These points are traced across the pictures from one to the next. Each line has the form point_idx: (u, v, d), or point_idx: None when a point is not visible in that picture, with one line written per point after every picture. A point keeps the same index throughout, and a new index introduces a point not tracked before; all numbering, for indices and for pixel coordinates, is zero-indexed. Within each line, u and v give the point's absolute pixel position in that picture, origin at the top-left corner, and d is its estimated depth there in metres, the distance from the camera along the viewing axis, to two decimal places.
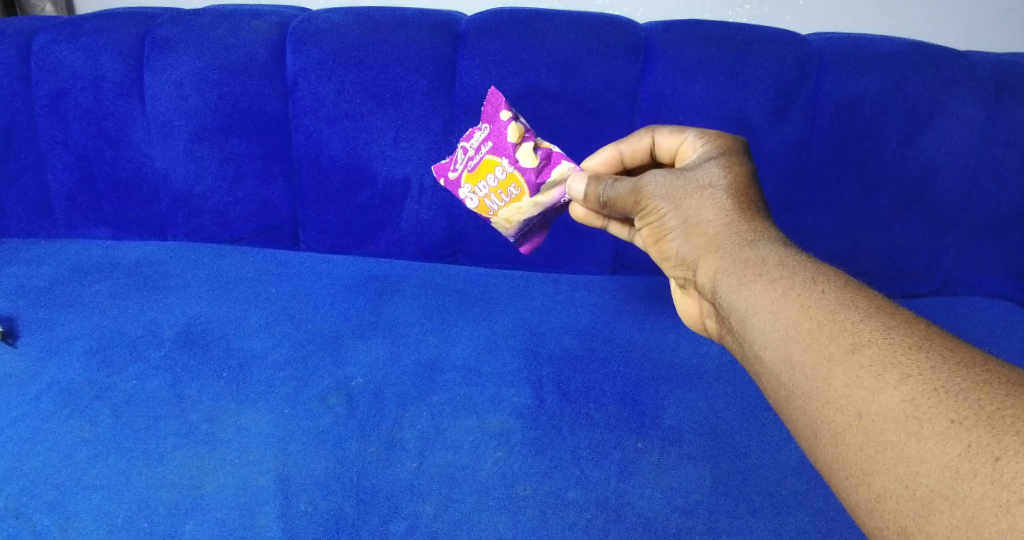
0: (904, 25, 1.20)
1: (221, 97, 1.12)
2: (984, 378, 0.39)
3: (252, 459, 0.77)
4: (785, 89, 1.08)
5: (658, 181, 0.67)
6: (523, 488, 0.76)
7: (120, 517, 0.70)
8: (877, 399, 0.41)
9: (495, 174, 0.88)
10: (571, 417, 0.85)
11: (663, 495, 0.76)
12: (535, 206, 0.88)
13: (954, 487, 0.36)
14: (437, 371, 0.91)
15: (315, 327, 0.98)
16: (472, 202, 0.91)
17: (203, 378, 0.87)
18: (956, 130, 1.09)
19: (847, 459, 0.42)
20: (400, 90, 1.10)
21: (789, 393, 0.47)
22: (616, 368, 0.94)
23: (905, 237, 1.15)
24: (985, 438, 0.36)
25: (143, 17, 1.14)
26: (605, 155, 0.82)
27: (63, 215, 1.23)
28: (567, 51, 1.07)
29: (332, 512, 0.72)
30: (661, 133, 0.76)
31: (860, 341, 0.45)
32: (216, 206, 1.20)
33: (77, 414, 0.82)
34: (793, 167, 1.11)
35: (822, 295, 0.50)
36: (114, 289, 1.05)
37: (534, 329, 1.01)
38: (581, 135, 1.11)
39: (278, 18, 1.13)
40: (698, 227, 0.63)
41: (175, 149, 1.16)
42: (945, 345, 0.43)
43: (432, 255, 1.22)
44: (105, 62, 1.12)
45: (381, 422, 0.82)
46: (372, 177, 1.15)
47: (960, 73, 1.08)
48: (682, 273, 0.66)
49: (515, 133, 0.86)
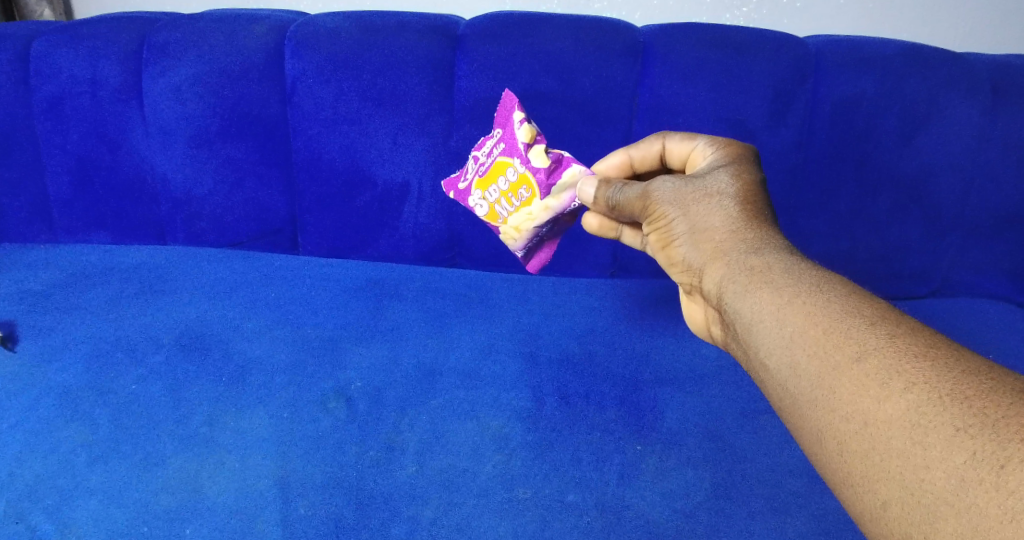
0: (903, 29, 1.19)
1: (220, 103, 1.11)
2: (990, 385, 0.39)
3: (252, 463, 0.75)
4: (783, 92, 1.06)
5: (666, 188, 0.67)
6: (523, 492, 0.74)
7: (121, 521, 0.69)
8: (883, 408, 0.41)
9: (507, 176, 0.90)
10: (571, 421, 0.84)
11: (663, 498, 0.74)
12: (546, 210, 0.89)
13: (958, 495, 0.36)
14: (436, 376, 0.89)
15: (315, 332, 0.97)
16: (482, 209, 0.94)
17: (205, 383, 0.86)
18: (954, 131, 1.07)
19: (850, 466, 0.42)
20: (398, 93, 1.09)
21: (795, 400, 0.47)
22: (615, 370, 0.92)
23: (903, 238, 1.13)
24: (990, 446, 0.36)
25: (143, 21, 1.13)
26: (615, 160, 0.81)
27: (62, 220, 1.21)
28: (563, 54, 1.05)
29: (332, 516, 0.71)
30: (672, 140, 0.76)
31: (866, 349, 0.44)
32: (215, 211, 1.18)
33: (78, 418, 0.81)
34: (791, 168, 1.10)
35: (827, 302, 0.49)
36: (114, 293, 1.03)
37: (534, 333, 0.99)
38: (580, 137, 1.10)
39: (277, 23, 1.11)
40: (706, 232, 0.62)
41: (175, 154, 1.14)
42: (952, 353, 0.43)
43: (431, 258, 1.20)
44: (104, 66, 1.11)
45: (381, 426, 0.81)
46: (371, 180, 1.14)
47: (959, 73, 1.06)
48: (688, 279, 0.65)
49: (527, 135, 0.87)
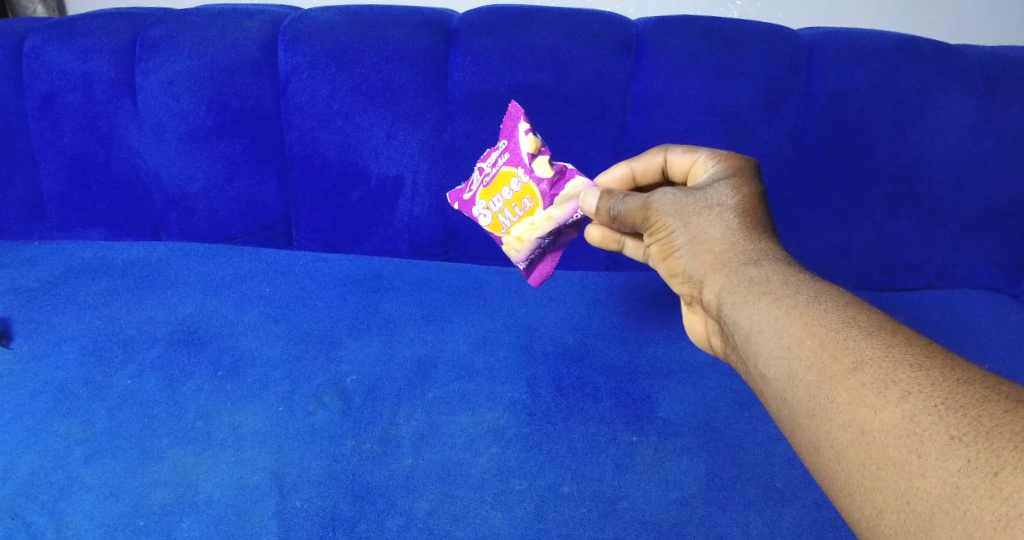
0: (897, 24, 1.20)
1: (212, 97, 1.09)
2: (984, 394, 0.40)
3: (247, 457, 0.76)
4: (775, 85, 1.06)
5: (667, 199, 0.67)
6: (518, 483, 0.75)
7: (117, 517, 0.69)
8: (879, 416, 0.42)
9: (511, 186, 0.92)
10: (565, 413, 0.84)
11: (657, 488, 0.75)
12: (548, 220, 0.90)
13: (953, 503, 0.37)
14: (431, 368, 0.90)
15: (310, 326, 0.97)
16: (485, 217, 0.95)
17: (201, 378, 0.86)
18: (948, 124, 1.07)
19: (848, 476, 0.42)
20: (392, 88, 1.07)
21: (792, 411, 0.47)
22: (611, 361, 0.93)
23: (897, 232, 1.13)
24: (984, 454, 0.37)
25: (135, 17, 1.11)
26: (617, 172, 0.82)
27: (56, 216, 1.19)
28: (556, 49, 1.04)
29: (327, 510, 0.71)
30: (673, 153, 0.76)
31: (862, 360, 0.45)
32: (210, 206, 1.16)
33: (73, 413, 0.81)
34: (786, 162, 1.10)
35: (825, 313, 0.50)
36: (106, 290, 1.02)
37: (529, 328, 0.99)
38: (575, 132, 1.08)
39: (271, 18, 1.10)
40: (706, 243, 0.63)
41: (168, 149, 1.12)
42: (947, 363, 0.43)
43: (426, 253, 1.20)
44: (96, 61, 1.09)
45: (376, 421, 0.81)
46: (365, 175, 1.12)
47: (951, 66, 1.06)
48: (689, 290, 0.65)
49: (531, 145, 0.89)
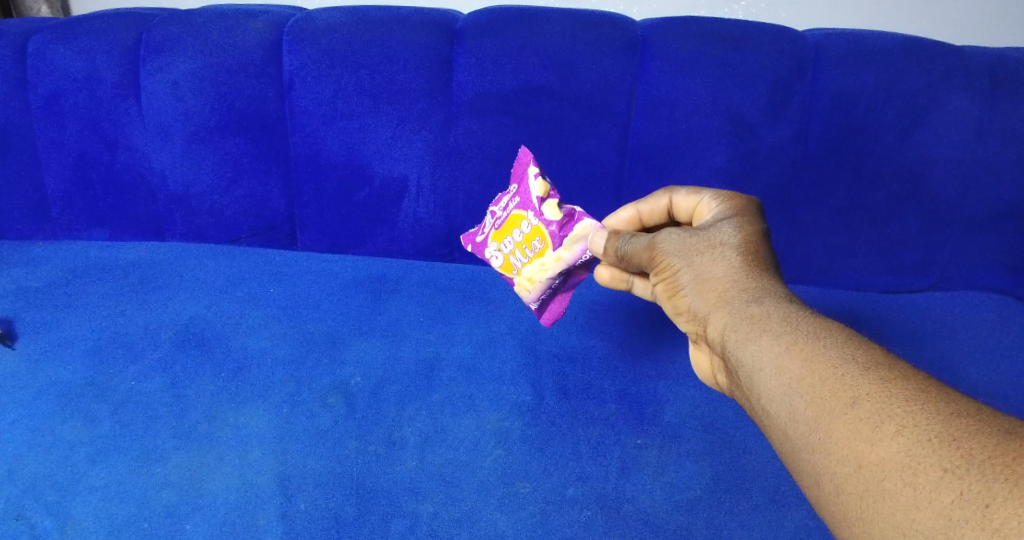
0: (901, 24, 1.14)
1: (219, 98, 1.05)
2: (977, 427, 0.39)
3: (251, 458, 0.73)
4: (780, 86, 1.01)
5: (672, 239, 0.63)
6: (523, 486, 0.73)
7: (120, 518, 0.67)
8: (875, 450, 0.40)
9: (521, 229, 0.85)
10: (570, 419, 0.81)
11: (662, 493, 0.73)
12: (558, 262, 0.80)
13: (946, 534, 0.36)
14: (435, 370, 0.87)
15: (315, 328, 0.93)
16: (497, 259, 0.88)
17: (203, 379, 0.83)
18: (953, 124, 1.02)
19: (847, 509, 0.41)
20: (398, 89, 1.03)
21: (793, 447, 0.45)
22: (613, 364, 0.90)
23: (903, 233, 1.09)
24: (977, 486, 0.36)
25: (139, 18, 1.06)
26: (625, 214, 0.77)
27: (60, 217, 1.15)
28: (563, 50, 1.00)
29: (331, 510, 0.69)
30: (679, 194, 0.72)
31: (859, 394, 0.43)
32: (215, 206, 1.12)
33: (76, 414, 0.78)
34: (790, 163, 1.05)
35: (824, 349, 0.48)
36: (110, 289, 0.99)
37: (534, 330, 0.96)
38: (580, 130, 1.04)
39: (274, 18, 1.06)
40: (709, 282, 0.59)
41: (173, 149, 1.08)
42: (943, 397, 0.42)
43: (430, 252, 1.15)
44: (100, 61, 1.04)
45: (381, 421, 0.79)
46: (370, 176, 1.08)
47: (958, 66, 1.01)
48: (694, 328, 0.62)
49: (539, 188, 0.82)
